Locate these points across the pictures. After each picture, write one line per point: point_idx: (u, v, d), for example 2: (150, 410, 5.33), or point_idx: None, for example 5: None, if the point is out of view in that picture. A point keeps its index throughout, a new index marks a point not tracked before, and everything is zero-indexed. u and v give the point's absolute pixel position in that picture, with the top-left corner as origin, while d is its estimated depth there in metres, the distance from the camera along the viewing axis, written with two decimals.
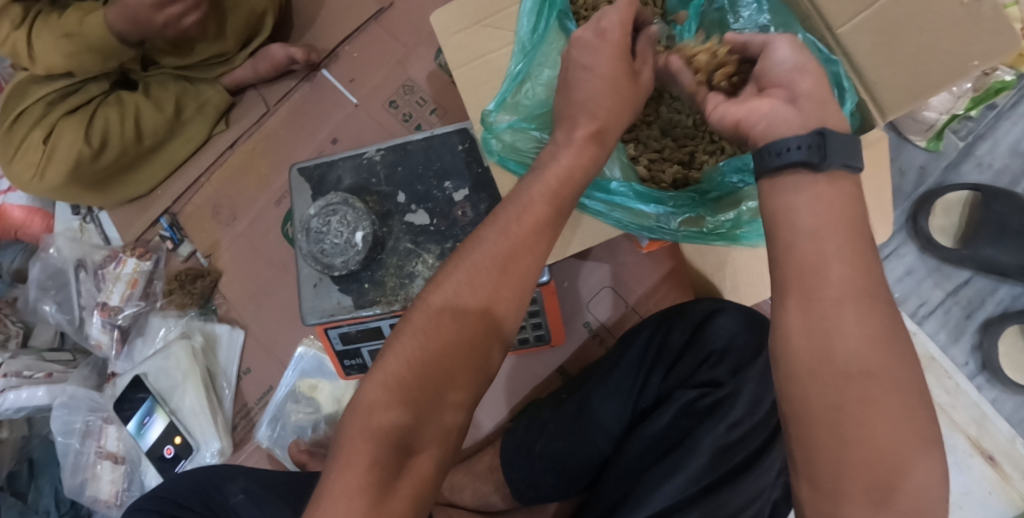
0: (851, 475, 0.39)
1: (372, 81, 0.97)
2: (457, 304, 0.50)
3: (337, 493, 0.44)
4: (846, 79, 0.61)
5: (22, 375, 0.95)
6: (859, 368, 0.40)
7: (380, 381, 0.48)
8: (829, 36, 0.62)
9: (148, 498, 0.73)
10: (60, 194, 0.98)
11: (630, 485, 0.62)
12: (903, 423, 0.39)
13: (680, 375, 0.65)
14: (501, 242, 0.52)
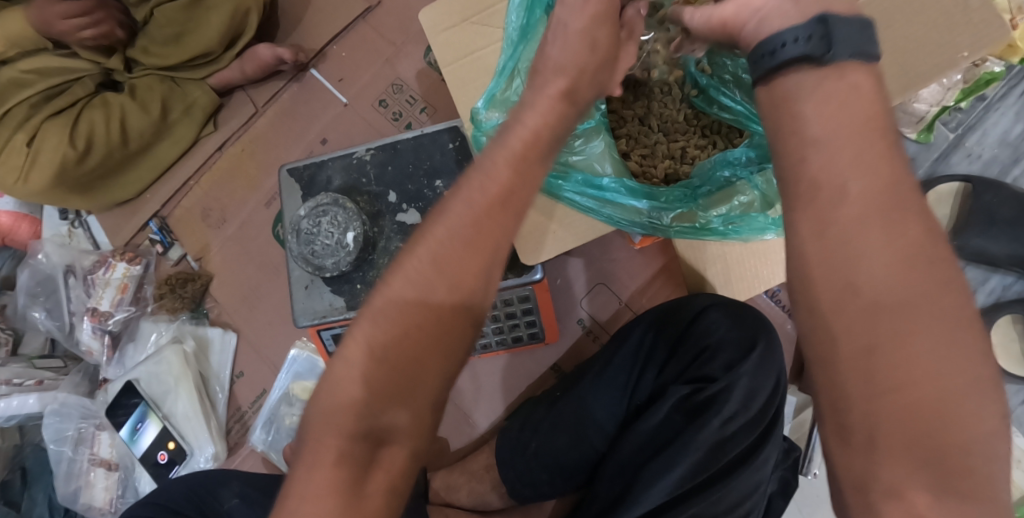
0: (888, 427, 0.33)
1: (360, 81, 0.97)
2: (424, 291, 0.44)
3: (307, 494, 0.42)
4: None
5: (12, 383, 0.94)
6: (891, 298, 0.34)
7: (345, 373, 0.43)
8: None
9: (142, 505, 0.73)
10: (47, 198, 0.97)
11: (627, 480, 0.61)
12: (947, 361, 0.33)
13: (675, 370, 0.64)
14: (464, 212, 0.45)
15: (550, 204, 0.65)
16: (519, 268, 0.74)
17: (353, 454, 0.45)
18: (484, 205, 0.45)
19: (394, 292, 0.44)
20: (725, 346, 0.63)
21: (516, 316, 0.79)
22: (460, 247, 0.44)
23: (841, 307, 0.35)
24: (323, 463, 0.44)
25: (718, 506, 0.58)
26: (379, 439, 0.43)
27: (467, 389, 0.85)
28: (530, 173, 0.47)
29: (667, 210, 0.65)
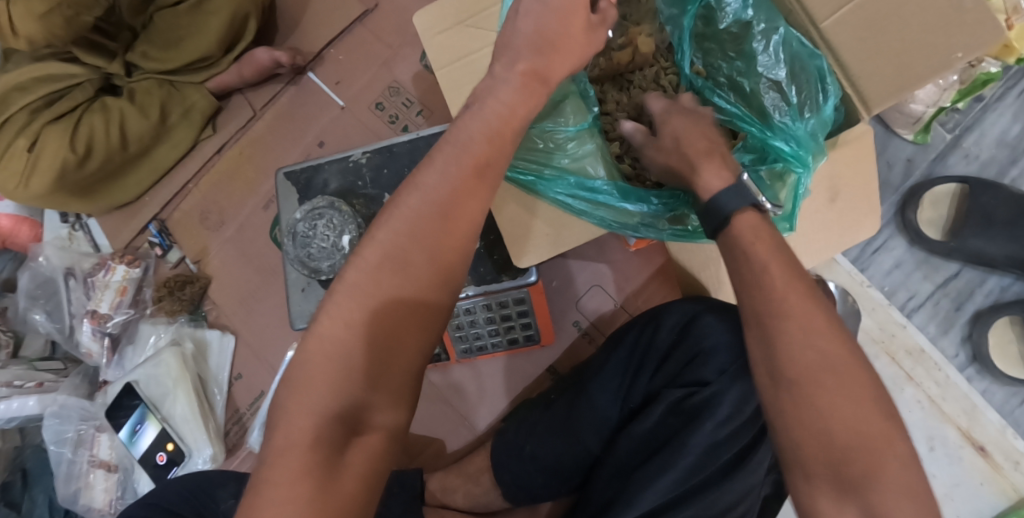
0: (813, 457, 0.45)
1: (357, 84, 0.96)
2: (400, 260, 0.48)
3: (277, 480, 0.43)
4: (828, 74, 0.64)
5: (12, 385, 0.95)
6: (809, 359, 0.46)
7: (322, 351, 0.46)
8: (813, 29, 0.65)
9: (140, 506, 0.73)
10: (47, 202, 0.98)
11: (620, 485, 0.62)
12: (852, 408, 0.45)
13: (668, 373, 0.63)
14: (441, 188, 0.49)
15: (543, 207, 0.66)
16: (513, 269, 0.75)
17: (357, 445, 0.45)
18: (457, 176, 0.49)
19: (380, 278, 0.47)
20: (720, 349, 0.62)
21: (511, 318, 0.79)
22: (436, 219, 0.48)
23: (790, 340, 0.46)
24: (323, 452, 0.44)
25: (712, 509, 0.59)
26: (352, 424, 0.45)
27: (462, 393, 0.85)
28: (503, 149, 0.52)
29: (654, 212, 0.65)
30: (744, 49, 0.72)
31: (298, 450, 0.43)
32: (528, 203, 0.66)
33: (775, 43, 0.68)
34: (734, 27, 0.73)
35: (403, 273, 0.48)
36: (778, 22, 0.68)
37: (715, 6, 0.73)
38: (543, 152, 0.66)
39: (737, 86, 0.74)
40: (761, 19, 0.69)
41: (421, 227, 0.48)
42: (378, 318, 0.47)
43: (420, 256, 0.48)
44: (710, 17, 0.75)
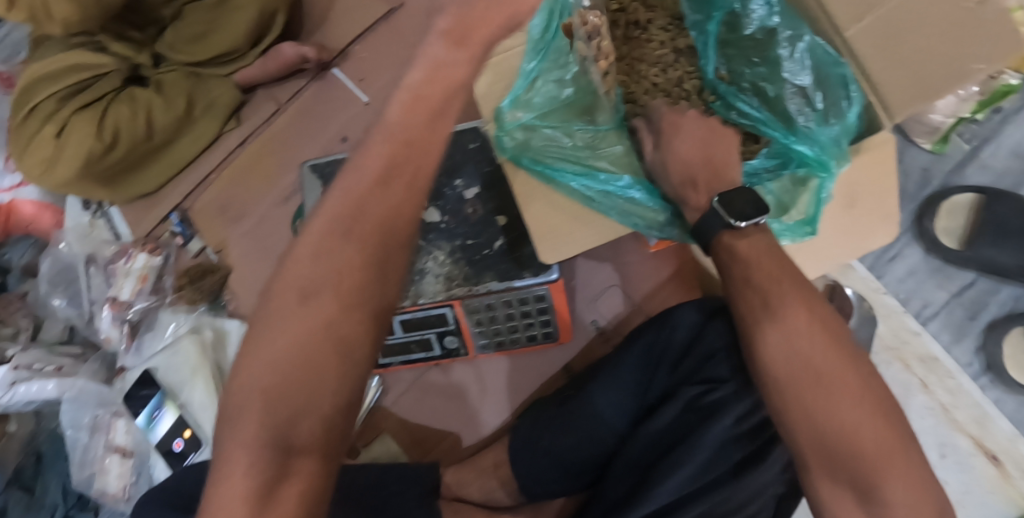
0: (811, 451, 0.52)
1: (381, 80, 0.98)
2: (307, 283, 0.51)
3: (221, 506, 0.47)
4: (852, 81, 0.66)
5: (32, 368, 0.97)
6: (805, 360, 0.52)
7: (252, 385, 0.49)
8: (837, 37, 0.66)
9: (158, 490, 0.74)
10: (70, 188, 0.98)
11: (635, 481, 0.63)
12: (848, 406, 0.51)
13: (687, 370, 0.64)
14: (340, 205, 0.52)
15: (569, 203, 0.66)
16: (534, 267, 0.76)
17: (293, 472, 0.48)
18: (357, 192, 0.52)
19: (292, 301, 0.51)
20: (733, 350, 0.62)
21: (531, 315, 0.80)
22: (337, 236, 0.52)
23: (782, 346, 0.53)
24: (262, 478, 0.47)
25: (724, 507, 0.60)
26: (287, 449, 0.48)
27: (474, 389, 0.87)
28: (400, 154, 0.52)
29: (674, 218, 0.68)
30: (770, 55, 0.73)
31: (239, 474, 0.48)
32: (555, 199, 0.67)
33: (801, 49, 0.70)
34: (758, 34, 0.74)
35: (311, 296, 0.51)
36: (802, 32, 0.70)
37: (741, 12, 0.75)
38: (572, 152, 0.68)
39: (761, 90, 0.74)
40: (785, 29, 0.71)
41: (324, 245, 0.52)
42: (299, 341, 0.50)
43: (325, 272, 0.51)
44: (735, 24, 0.76)
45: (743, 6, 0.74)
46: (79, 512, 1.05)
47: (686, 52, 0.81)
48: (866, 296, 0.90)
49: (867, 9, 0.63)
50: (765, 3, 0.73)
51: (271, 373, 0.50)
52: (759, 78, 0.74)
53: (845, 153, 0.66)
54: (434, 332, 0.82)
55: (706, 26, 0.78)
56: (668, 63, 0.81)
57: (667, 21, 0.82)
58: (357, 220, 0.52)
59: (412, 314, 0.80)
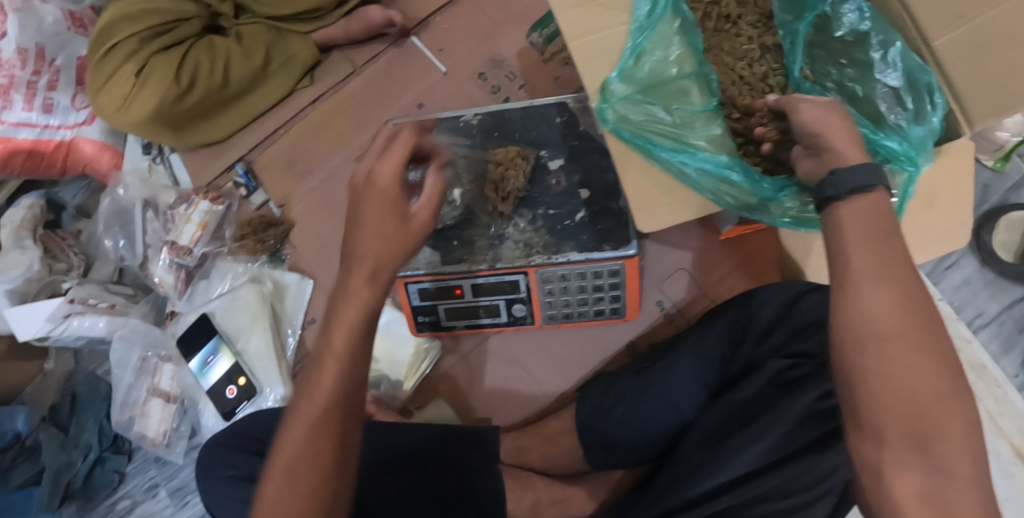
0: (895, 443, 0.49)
1: (460, 52, 0.98)
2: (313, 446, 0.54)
3: None
4: (937, 89, 0.68)
5: (87, 303, 0.97)
6: (887, 338, 0.51)
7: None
8: (926, 47, 0.69)
9: (231, 434, 0.76)
10: (141, 130, 0.99)
11: (710, 452, 0.65)
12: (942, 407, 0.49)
13: (774, 343, 0.66)
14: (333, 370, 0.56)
15: (666, 178, 0.68)
16: (614, 240, 0.78)
17: None
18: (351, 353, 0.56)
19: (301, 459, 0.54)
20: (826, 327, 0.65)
21: (602, 289, 0.82)
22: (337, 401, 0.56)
23: (882, 336, 0.52)
24: None
25: (796, 483, 0.60)
26: None
27: (537, 358, 0.88)
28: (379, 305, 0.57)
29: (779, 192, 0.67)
30: (859, 57, 0.77)
31: None
32: (651, 171, 0.69)
33: (891, 55, 0.73)
34: (849, 36, 0.77)
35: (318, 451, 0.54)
36: (893, 38, 0.73)
37: (832, 15, 0.78)
38: (672, 129, 0.70)
39: (848, 91, 0.77)
40: (876, 35, 0.74)
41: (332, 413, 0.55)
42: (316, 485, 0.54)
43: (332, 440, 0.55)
44: (825, 26, 0.80)
45: (833, 11, 0.78)
46: (113, 455, 1.05)
47: (772, 49, 0.84)
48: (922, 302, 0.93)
49: (959, 21, 0.66)
50: (856, 10, 0.76)
51: (295, 460, 0.54)
52: (847, 79, 0.77)
53: (930, 152, 0.70)
54: (503, 299, 0.83)
55: (796, 27, 0.81)
56: (754, 58, 0.84)
57: (756, 19, 0.85)
58: (354, 380, 0.57)
59: (485, 279, 0.81)
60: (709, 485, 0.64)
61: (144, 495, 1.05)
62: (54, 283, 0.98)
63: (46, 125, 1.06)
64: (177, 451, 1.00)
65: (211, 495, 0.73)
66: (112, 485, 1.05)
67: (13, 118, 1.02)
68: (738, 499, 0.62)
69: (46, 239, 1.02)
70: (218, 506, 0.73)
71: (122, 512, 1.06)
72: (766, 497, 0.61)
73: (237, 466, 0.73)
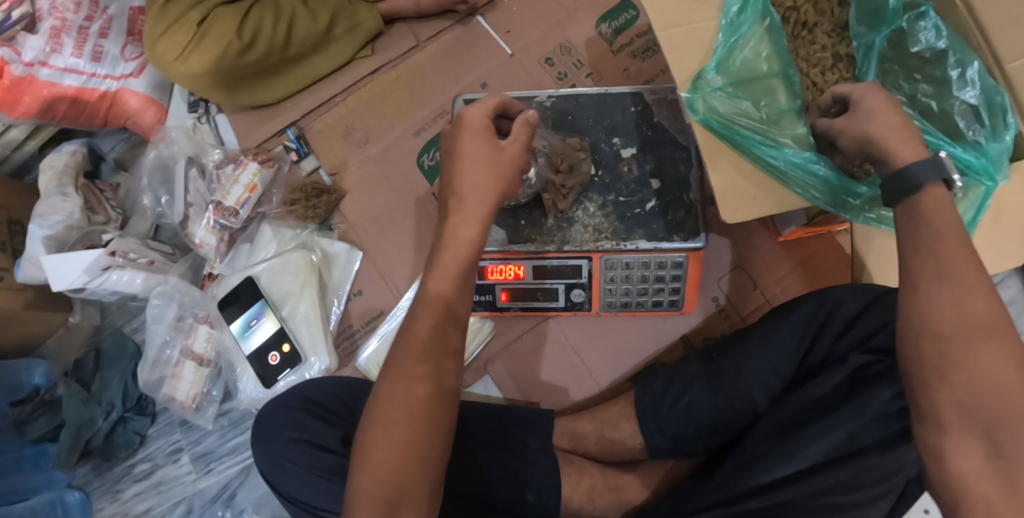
0: None
1: (528, 36, 0.98)
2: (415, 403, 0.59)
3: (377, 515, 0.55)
4: (1010, 109, 0.68)
5: (128, 257, 0.95)
6: None
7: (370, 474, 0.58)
8: (997, 68, 0.69)
9: (290, 395, 0.76)
10: (195, 83, 0.97)
11: (779, 441, 0.67)
12: None
13: (853, 338, 0.68)
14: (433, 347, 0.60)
15: (752, 168, 0.70)
16: (684, 231, 0.78)
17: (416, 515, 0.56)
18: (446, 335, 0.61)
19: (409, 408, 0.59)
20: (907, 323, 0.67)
21: (664, 280, 0.82)
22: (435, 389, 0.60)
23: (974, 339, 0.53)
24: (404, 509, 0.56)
25: (865, 477, 0.63)
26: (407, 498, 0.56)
27: (593, 345, 0.88)
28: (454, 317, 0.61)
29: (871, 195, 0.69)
30: (935, 74, 0.74)
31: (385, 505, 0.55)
32: (741, 164, 0.70)
33: (969, 74, 0.70)
34: (926, 53, 0.75)
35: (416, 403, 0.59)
36: (970, 57, 0.70)
37: (908, 30, 0.75)
38: (761, 123, 0.70)
39: (920, 106, 0.76)
40: (953, 54, 0.72)
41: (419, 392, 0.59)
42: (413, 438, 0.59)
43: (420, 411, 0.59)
44: (900, 41, 0.77)
45: (910, 26, 0.75)
46: (136, 416, 1.02)
47: (845, 59, 0.82)
48: None
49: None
50: (933, 28, 0.73)
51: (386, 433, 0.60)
52: (921, 94, 0.75)
53: (1008, 167, 0.69)
54: (563, 283, 0.83)
55: (871, 40, 0.78)
56: (827, 66, 0.81)
57: (831, 28, 0.83)
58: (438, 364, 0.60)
59: (548, 261, 0.81)
60: (779, 473, 0.66)
61: (165, 459, 1.03)
62: (93, 233, 0.96)
63: (93, 74, 1.01)
64: (206, 415, 0.98)
65: (272, 459, 0.71)
66: (132, 447, 1.02)
67: (61, 63, 0.99)
68: (804, 490, 0.65)
69: (85, 190, 0.99)
70: (276, 468, 0.71)
71: (140, 475, 1.03)
72: (833, 489, 0.64)
73: (298, 430, 0.72)
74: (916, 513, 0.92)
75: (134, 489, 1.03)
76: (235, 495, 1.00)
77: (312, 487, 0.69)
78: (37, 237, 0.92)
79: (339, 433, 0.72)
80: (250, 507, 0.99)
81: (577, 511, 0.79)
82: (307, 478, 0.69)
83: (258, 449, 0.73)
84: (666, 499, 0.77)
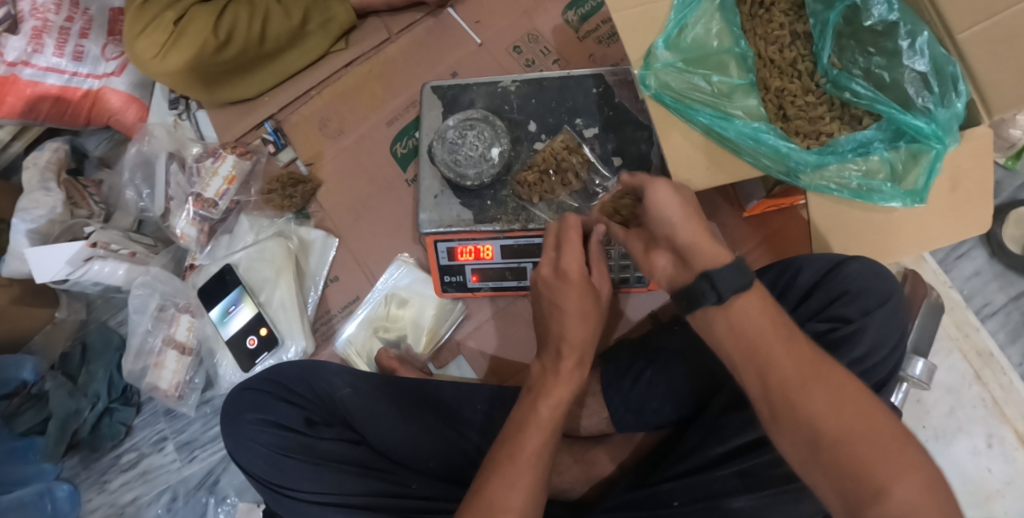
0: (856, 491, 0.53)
1: (497, 26, 1.00)
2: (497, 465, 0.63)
3: None
4: (961, 79, 0.69)
5: (109, 248, 0.97)
6: None
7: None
8: (949, 38, 0.69)
9: (260, 379, 0.77)
10: (174, 80, 0.99)
11: (738, 413, 0.70)
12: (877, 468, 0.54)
13: (810, 309, 0.72)
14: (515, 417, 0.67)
15: (704, 141, 0.72)
16: None
17: None
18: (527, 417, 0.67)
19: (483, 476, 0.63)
20: (865, 293, 0.69)
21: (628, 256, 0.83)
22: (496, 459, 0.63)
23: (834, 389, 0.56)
24: None
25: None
26: None
27: None
28: None
29: (820, 162, 0.73)
30: (887, 46, 0.76)
31: None
32: (692, 136, 0.72)
33: (919, 44, 0.72)
34: (879, 26, 0.76)
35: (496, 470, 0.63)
36: (920, 28, 0.72)
37: (862, 6, 0.76)
38: (711, 97, 0.73)
39: (876, 78, 0.78)
40: (904, 25, 0.73)
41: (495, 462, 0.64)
42: None
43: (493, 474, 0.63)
44: (854, 18, 0.79)
45: (864, 1, 0.76)
46: (122, 407, 1.04)
47: (802, 37, 0.83)
48: (934, 288, 1.00)
49: (984, 14, 0.66)
50: (884, 2, 0.73)
51: None
52: (874, 67, 0.78)
53: (957, 133, 0.70)
54: (531, 262, 0.85)
55: (827, 16, 0.79)
56: (784, 44, 0.83)
57: (788, 7, 0.84)
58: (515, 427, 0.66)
59: (514, 241, 0.83)
60: (738, 442, 0.69)
61: (151, 448, 1.05)
62: (76, 226, 0.99)
63: (75, 72, 1.04)
64: (190, 402, 1.00)
65: (240, 439, 0.73)
66: (118, 437, 1.04)
67: (43, 63, 1.01)
68: (764, 458, 0.66)
69: (68, 185, 1.02)
70: (244, 453, 0.72)
71: (126, 465, 1.05)
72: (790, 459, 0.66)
73: (264, 411, 0.74)
74: None
75: (121, 479, 1.05)
76: (219, 481, 1.02)
77: (277, 472, 0.71)
78: (20, 231, 0.95)
79: (303, 414, 0.74)
80: (233, 492, 1.01)
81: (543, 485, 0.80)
82: (274, 461, 0.71)
83: (227, 432, 0.74)
84: (633, 471, 0.78)
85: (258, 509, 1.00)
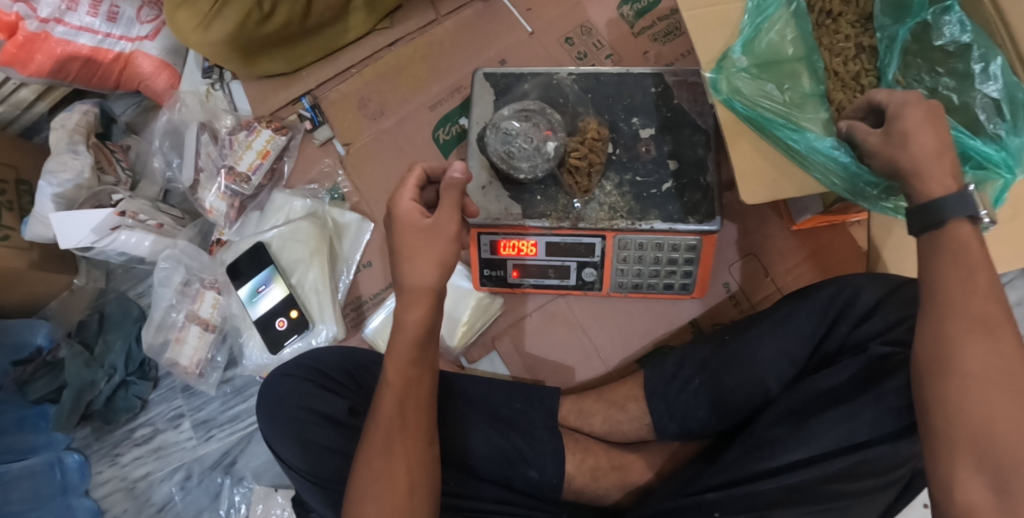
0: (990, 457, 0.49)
1: (549, 15, 0.97)
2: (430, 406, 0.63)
3: None
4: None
5: (138, 218, 0.94)
6: (990, 319, 0.52)
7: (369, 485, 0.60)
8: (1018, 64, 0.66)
9: (296, 365, 0.75)
10: (213, 52, 0.95)
11: (789, 428, 0.67)
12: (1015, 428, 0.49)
13: (873, 327, 0.68)
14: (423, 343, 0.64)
15: (774, 152, 0.70)
16: (699, 214, 0.77)
17: None
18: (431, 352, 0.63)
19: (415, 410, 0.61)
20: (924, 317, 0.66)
21: (676, 263, 0.82)
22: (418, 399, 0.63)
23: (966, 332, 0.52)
24: None
25: (868, 466, 0.63)
26: None
27: (601, 325, 0.88)
28: None
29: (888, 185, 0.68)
30: (958, 68, 0.70)
31: None
32: (761, 146, 0.70)
33: (992, 69, 0.67)
34: (949, 47, 0.70)
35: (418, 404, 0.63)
36: (994, 52, 0.67)
37: (932, 23, 0.71)
38: (781, 107, 0.70)
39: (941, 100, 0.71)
40: (977, 48, 0.68)
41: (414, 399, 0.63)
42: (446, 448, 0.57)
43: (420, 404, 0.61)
44: (924, 34, 0.73)
45: (935, 19, 0.71)
46: (138, 380, 1.02)
47: (869, 51, 0.76)
48: None
49: None
50: (958, 22, 0.69)
51: None
52: (942, 88, 0.71)
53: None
54: (575, 261, 0.83)
55: (895, 32, 0.73)
56: (849, 57, 0.75)
57: (855, 19, 0.77)
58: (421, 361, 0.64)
59: (561, 239, 0.81)
60: (787, 458, 0.65)
61: (166, 425, 1.03)
62: (103, 193, 0.96)
63: (108, 34, 1.00)
64: (209, 381, 0.98)
65: (279, 428, 0.71)
66: (133, 411, 1.02)
67: (76, 21, 0.98)
68: (812, 474, 0.64)
69: (97, 149, 0.98)
70: (281, 442, 0.71)
71: (140, 439, 1.03)
72: (836, 477, 0.63)
73: (307, 400, 0.72)
74: (917, 505, 0.91)
75: (133, 453, 1.02)
76: (235, 462, 1.00)
77: (319, 464, 0.69)
78: (46, 195, 0.92)
79: (346, 404, 0.72)
80: (250, 475, 0.99)
81: (579, 489, 0.78)
82: (314, 456, 0.69)
83: (265, 421, 0.73)
84: (671, 481, 0.76)
85: (274, 494, 0.97)
